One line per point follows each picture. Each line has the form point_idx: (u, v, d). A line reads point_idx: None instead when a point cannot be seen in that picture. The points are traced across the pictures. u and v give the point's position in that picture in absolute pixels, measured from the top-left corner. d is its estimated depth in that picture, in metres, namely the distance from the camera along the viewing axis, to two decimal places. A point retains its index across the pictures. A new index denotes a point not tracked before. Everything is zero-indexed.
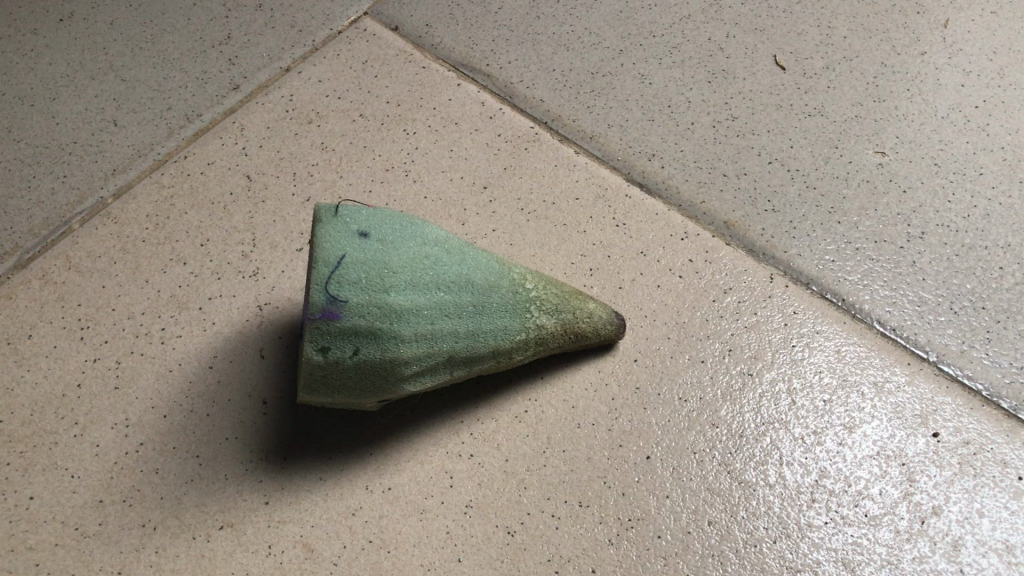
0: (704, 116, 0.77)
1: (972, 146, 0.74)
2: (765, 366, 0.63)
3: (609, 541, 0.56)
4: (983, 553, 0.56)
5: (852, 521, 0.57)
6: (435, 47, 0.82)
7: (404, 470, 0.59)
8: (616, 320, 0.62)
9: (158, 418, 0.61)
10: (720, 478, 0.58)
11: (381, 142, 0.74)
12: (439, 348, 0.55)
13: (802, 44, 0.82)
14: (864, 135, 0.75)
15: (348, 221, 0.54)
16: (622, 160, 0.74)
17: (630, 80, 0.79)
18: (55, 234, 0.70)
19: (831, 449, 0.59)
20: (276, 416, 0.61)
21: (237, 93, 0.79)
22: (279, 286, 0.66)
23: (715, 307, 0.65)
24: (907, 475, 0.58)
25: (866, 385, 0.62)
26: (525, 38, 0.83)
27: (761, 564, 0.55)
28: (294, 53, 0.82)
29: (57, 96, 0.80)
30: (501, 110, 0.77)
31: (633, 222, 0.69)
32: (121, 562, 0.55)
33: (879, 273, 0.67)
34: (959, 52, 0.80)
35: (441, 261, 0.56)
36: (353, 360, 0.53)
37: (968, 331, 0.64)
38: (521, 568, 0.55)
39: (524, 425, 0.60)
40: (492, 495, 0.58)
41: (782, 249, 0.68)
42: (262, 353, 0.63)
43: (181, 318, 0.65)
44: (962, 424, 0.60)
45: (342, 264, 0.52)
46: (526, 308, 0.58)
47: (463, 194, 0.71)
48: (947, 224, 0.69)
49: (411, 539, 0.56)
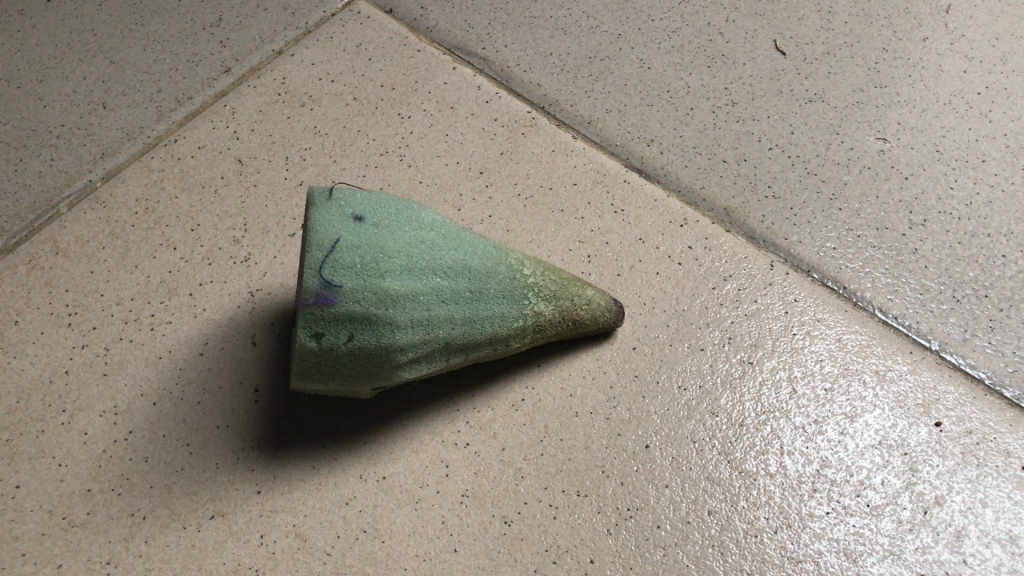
0: (704, 101, 0.76)
1: (974, 133, 0.73)
2: (766, 354, 0.62)
3: (608, 531, 0.55)
4: (987, 544, 0.55)
5: (855, 511, 0.56)
6: (430, 30, 0.80)
7: (398, 459, 0.57)
8: (615, 307, 0.61)
9: (148, 406, 0.59)
10: (720, 467, 0.58)
11: (375, 126, 0.73)
12: (435, 334, 0.54)
13: (803, 28, 0.80)
14: (866, 122, 0.74)
15: (342, 204, 0.53)
16: (620, 146, 0.72)
17: (629, 64, 0.78)
18: (41, 219, 0.69)
19: (833, 438, 0.59)
20: (267, 404, 0.59)
21: (228, 76, 0.77)
22: (272, 272, 0.65)
23: (715, 295, 0.64)
24: (910, 465, 0.58)
25: (868, 373, 0.61)
26: (522, 21, 0.81)
27: (762, 555, 0.55)
28: (286, 35, 0.80)
29: (44, 78, 0.78)
30: (497, 94, 0.76)
31: (631, 209, 0.68)
32: (109, 552, 0.54)
33: (880, 261, 0.66)
34: (961, 38, 0.80)
35: (438, 246, 0.55)
36: (348, 346, 0.52)
37: (970, 320, 0.63)
38: (518, 558, 0.54)
39: (521, 414, 0.59)
40: (488, 485, 0.57)
41: (783, 236, 0.67)
42: (253, 339, 0.62)
43: (170, 304, 0.64)
44: (964, 413, 0.60)
45: (336, 248, 0.51)
46: (523, 295, 0.57)
47: (460, 179, 0.69)
48: (949, 212, 0.69)
49: (406, 529, 0.55)
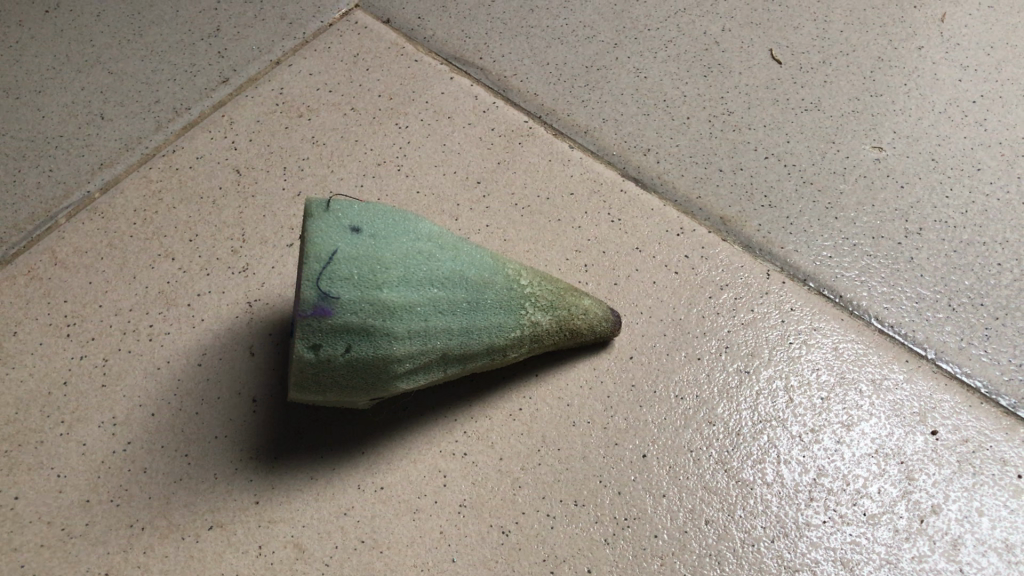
0: (700, 111, 0.76)
1: (970, 141, 0.73)
2: (763, 362, 0.62)
3: (605, 541, 0.55)
4: (983, 553, 0.55)
5: (851, 520, 0.56)
6: (427, 40, 0.81)
7: (396, 469, 0.58)
8: (612, 316, 0.61)
9: (147, 416, 0.60)
10: (717, 477, 0.58)
11: (373, 136, 0.73)
12: (433, 345, 0.54)
13: (798, 38, 0.81)
14: (861, 130, 0.74)
15: (340, 216, 0.53)
16: (617, 155, 0.73)
17: (626, 74, 0.78)
18: (40, 230, 0.69)
19: (829, 447, 0.59)
20: (266, 414, 0.59)
21: (226, 86, 0.78)
22: (270, 283, 0.65)
23: (712, 304, 0.64)
24: (906, 474, 0.58)
25: (864, 382, 0.61)
26: (519, 31, 0.82)
27: (759, 564, 0.55)
28: (284, 45, 0.80)
29: (43, 88, 0.78)
30: (494, 104, 0.76)
31: (628, 218, 0.68)
32: (108, 563, 0.54)
33: (876, 270, 0.66)
34: (956, 47, 0.80)
35: (435, 257, 0.55)
36: (346, 358, 0.52)
37: (966, 328, 0.64)
38: (516, 568, 0.55)
39: (519, 423, 0.59)
40: (486, 495, 0.57)
41: (779, 244, 0.68)
42: (252, 350, 0.62)
43: (169, 315, 0.64)
44: (960, 422, 0.60)
45: (333, 260, 0.51)
46: (520, 305, 0.57)
47: (457, 189, 0.70)
48: (945, 220, 0.69)
49: (404, 539, 0.55)
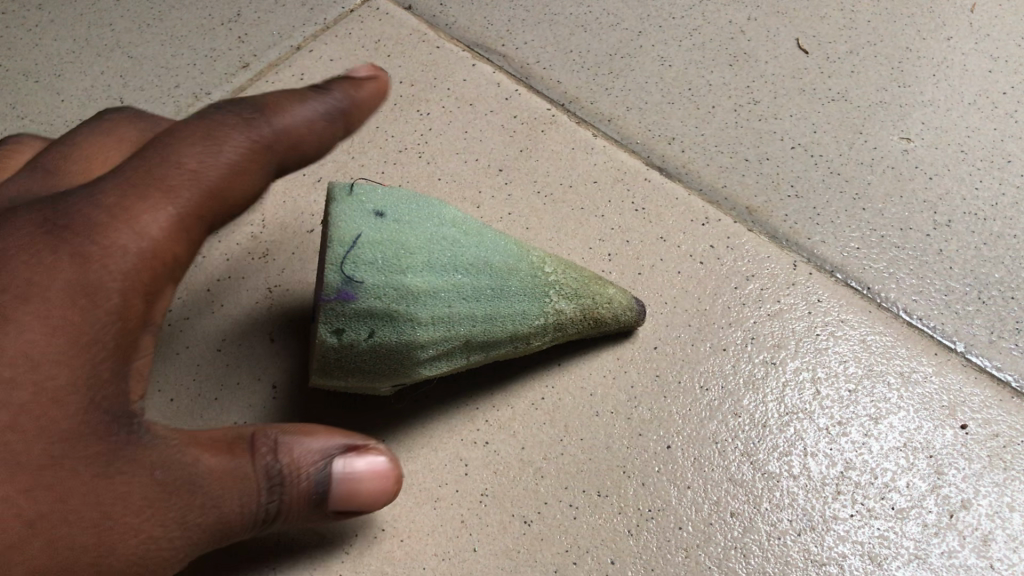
0: (725, 100, 0.75)
1: (999, 133, 0.72)
2: (790, 354, 0.61)
3: (629, 532, 0.55)
4: (1014, 548, 0.54)
5: (879, 514, 0.55)
6: (449, 26, 0.80)
7: (417, 457, 0.57)
8: (636, 306, 0.60)
9: (166, 402, 0.59)
10: (743, 468, 0.57)
11: (394, 122, 0.73)
12: (456, 331, 0.54)
13: (825, 27, 0.80)
14: (889, 121, 0.73)
15: (363, 199, 0.52)
16: (640, 144, 0.72)
17: (650, 62, 0.77)
18: None
19: (857, 440, 0.58)
20: (287, 400, 0.59)
21: (247, 72, 0.77)
22: (290, 269, 0.65)
23: (737, 294, 0.63)
24: (935, 468, 0.57)
25: (892, 375, 0.60)
26: (542, 18, 0.80)
27: (785, 558, 0.54)
28: (304, 31, 0.80)
29: (62, 72, 0.78)
30: (516, 91, 0.75)
31: (652, 207, 0.68)
32: None
33: (904, 262, 0.65)
34: (985, 37, 0.78)
35: (460, 242, 0.54)
36: (369, 343, 0.51)
37: (997, 321, 0.63)
38: (538, 558, 0.54)
39: (541, 413, 0.59)
40: (508, 484, 0.56)
41: (806, 236, 0.67)
42: (272, 335, 0.62)
43: (188, 300, 0.63)
44: (991, 416, 0.59)
45: (356, 244, 0.50)
46: (544, 292, 0.56)
47: (478, 177, 0.69)
48: (975, 213, 0.68)
49: (425, 527, 0.55)
